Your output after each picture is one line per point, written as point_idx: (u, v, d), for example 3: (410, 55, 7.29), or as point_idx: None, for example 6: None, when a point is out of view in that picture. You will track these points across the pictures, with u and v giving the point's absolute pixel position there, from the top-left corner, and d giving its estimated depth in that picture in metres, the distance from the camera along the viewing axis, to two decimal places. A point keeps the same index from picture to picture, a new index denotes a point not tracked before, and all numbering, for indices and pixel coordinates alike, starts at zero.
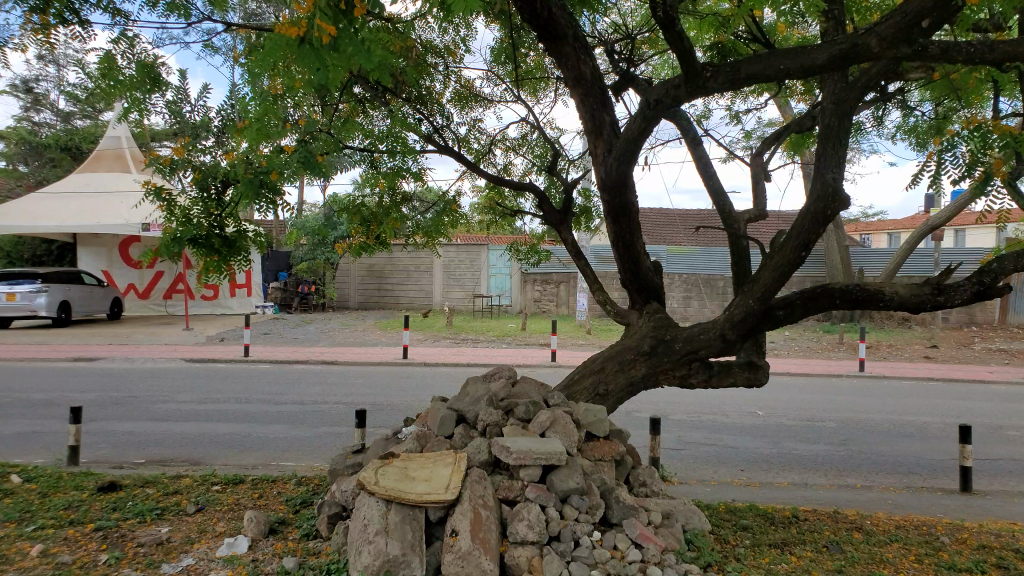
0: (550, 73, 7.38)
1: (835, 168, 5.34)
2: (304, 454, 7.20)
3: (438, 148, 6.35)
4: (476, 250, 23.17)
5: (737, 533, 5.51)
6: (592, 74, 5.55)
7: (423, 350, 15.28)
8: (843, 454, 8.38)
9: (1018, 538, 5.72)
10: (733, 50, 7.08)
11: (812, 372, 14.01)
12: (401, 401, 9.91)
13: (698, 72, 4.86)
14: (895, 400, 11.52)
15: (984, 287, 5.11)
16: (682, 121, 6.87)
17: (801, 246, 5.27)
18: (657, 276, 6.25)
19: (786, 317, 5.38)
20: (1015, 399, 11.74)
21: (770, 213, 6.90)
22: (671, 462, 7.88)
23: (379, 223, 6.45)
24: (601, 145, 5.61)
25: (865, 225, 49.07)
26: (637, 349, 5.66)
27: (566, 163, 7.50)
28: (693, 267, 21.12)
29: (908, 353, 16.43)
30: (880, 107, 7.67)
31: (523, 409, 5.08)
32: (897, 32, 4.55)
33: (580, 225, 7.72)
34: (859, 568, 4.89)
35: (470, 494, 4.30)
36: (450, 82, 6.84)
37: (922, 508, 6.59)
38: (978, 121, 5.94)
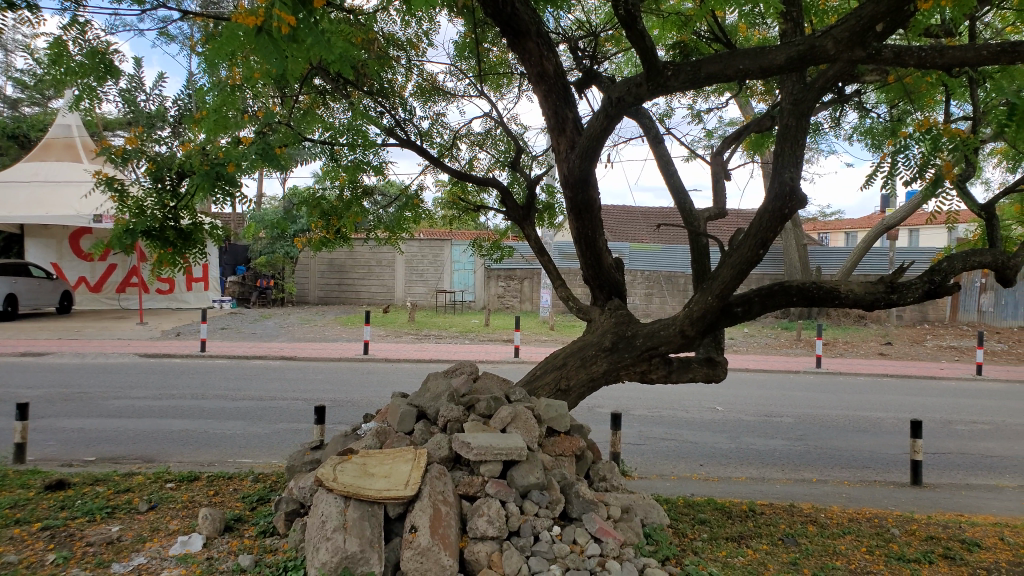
0: (513, 69, 7.37)
1: (793, 167, 5.41)
2: (262, 450, 7.10)
3: (399, 142, 6.29)
4: (439, 246, 23.09)
5: (695, 527, 5.57)
6: (555, 71, 5.57)
7: (383, 346, 15.17)
8: (799, 449, 8.54)
9: (966, 529, 5.88)
10: (695, 50, 7.16)
11: (770, 368, 14.25)
12: (362, 397, 9.83)
13: (660, 71, 4.91)
14: (850, 395, 11.78)
15: (934, 286, 5.29)
16: (644, 119, 6.93)
17: (759, 244, 5.32)
18: (619, 273, 6.29)
19: (743, 313, 5.48)
20: (964, 395, 12.09)
21: (729, 211, 7.01)
22: (632, 458, 7.95)
23: (340, 217, 6.40)
24: (564, 141, 5.66)
25: (823, 224, 50.09)
26: (598, 345, 5.70)
27: (529, 159, 7.51)
28: (653, 263, 21.54)
29: (864, 350, 16.80)
30: (837, 108, 7.83)
31: (484, 404, 5.08)
32: (852, 36, 4.65)
33: (543, 222, 7.70)
34: (813, 561, 4.99)
35: (431, 490, 4.29)
36: (412, 75, 6.79)
37: (874, 501, 6.75)
38: (930, 124, 6.09)
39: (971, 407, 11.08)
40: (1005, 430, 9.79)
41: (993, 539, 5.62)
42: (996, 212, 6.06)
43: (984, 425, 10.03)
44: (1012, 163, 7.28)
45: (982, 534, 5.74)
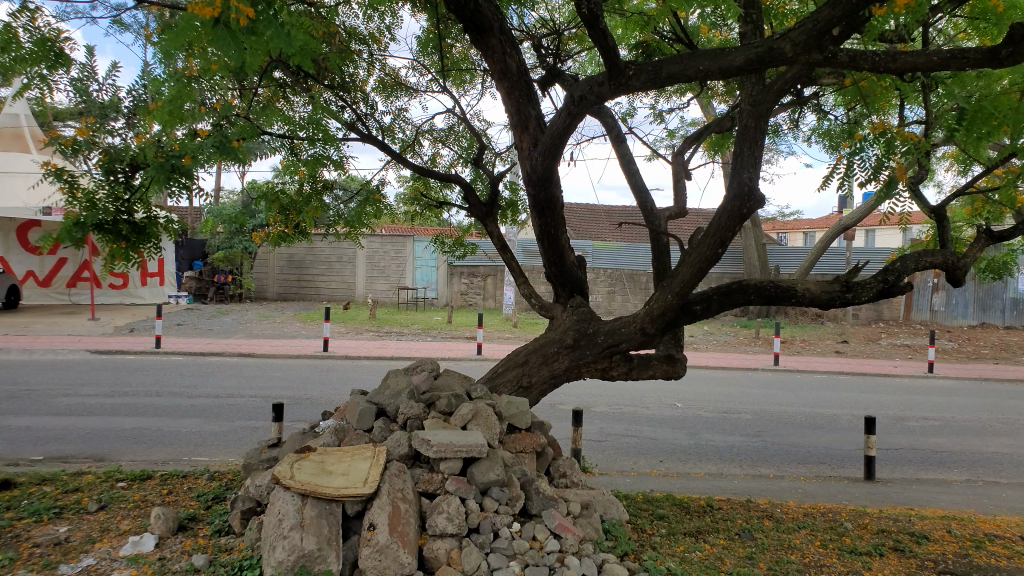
0: (476, 65, 7.36)
1: (751, 169, 5.48)
2: (218, 448, 6.99)
3: (360, 136, 6.23)
4: (401, 242, 22.94)
5: (653, 522, 5.63)
6: (519, 68, 5.57)
7: (344, 343, 15.02)
8: (757, 445, 8.67)
9: (915, 522, 6.04)
10: (658, 50, 7.22)
11: (729, 365, 14.46)
12: (321, 394, 9.73)
13: (621, 70, 4.96)
14: (807, 392, 12.01)
15: (888, 285, 5.42)
16: (607, 117, 6.96)
17: (718, 243, 5.36)
18: (581, 270, 6.31)
19: (702, 311, 5.55)
20: (916, 392, 12.40)
21: (690, 210, 7.09)
22: (592, 454, 7.99)
23: (299, 211, 6.33)
24: (527, 139, 5.67)
25: (782, 225, 50.99)
26: (560, 342, 5.71)
27: (492, 155, 7.49)
28: (617, 263, 21.55)
29: (821, 348, 17.12)
30: (796, 110, 7.96)
31: (445, 402, 5.06)
32: (809, 39, 4.72)
33: (506, 219, 7.68)
34: (768, 555, 5.07)
35: (390, 488, 4.26)
36: (374, 70, 6.73)
37: (829, 496, 6.89)
38: (884, 127, 6.23)
39: (922, 404, 11.37)
40: (954, 426, 10.06)
41: (941, 531, 5.77)
42: (946, 213, 6.24)
43: (935, 421, 10.30)
44: (963, 166, 7.48)
45: (930, 527, 5.90)
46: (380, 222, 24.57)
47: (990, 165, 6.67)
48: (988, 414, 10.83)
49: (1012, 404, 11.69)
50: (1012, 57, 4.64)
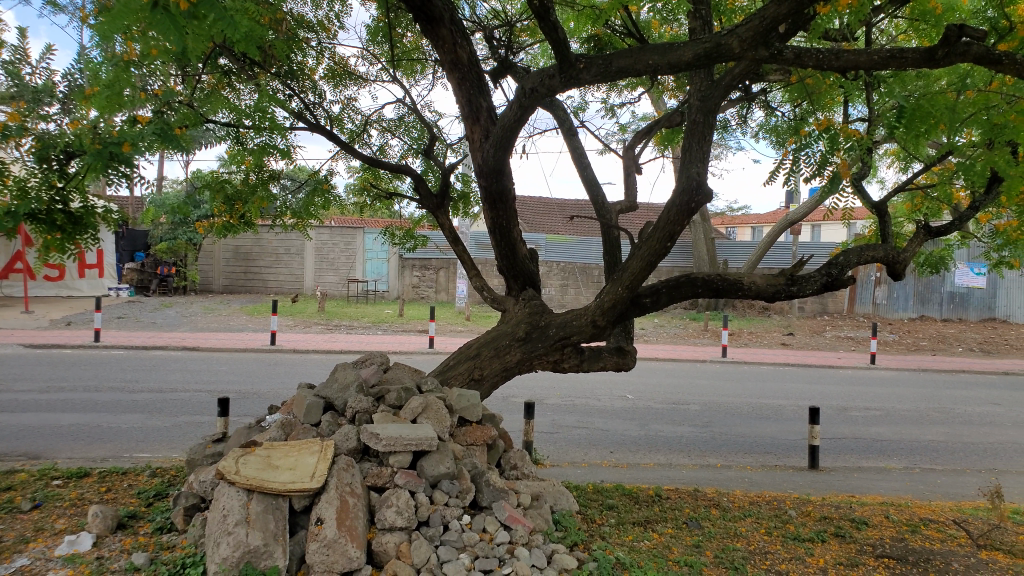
0: (427, 56, 7.29)
1: (699, 164, 5.55)
2: (160, 445, 6.82)
3: (308, 126, 6.12)
4: (352, 234, 22.81)
5: (603, 512, 5.68)
6: (469, 59, 5.53)
7: (292, 336, 14.80)
8: (705, 436, 8.82)
9: (856, 509, 6.22)
10: (609, 44, 7.27)
11: (678, 357, 14.68)
12: (269, 389, 9.57)
13: (572, 63, 4.98)
14: (753, 384, 12.26)
15: (832, 278, 5.56)
16: (559, 111, 6.97)
17: (667, 237, 5.40)
18: (533, 263, 6.30)
19: (652, 304, 5.64)
20: (859, 383, 12.77)
21: (641, 204, 7.15)
22: (544, 446, 8.03)
23: (245, 202, 6.19)
24: (478, 131, 5.65)
25: (731, 220, 52.04)
26: (512, 335, 5.70)
27: (443, 147, 7.45)
28: (569, 256, 21.66)
29: (768, 340, 17.50)
30: (744, 106, 8.10)
31: (394, 395, 5.02)
32: (755, 35, 4.77)
33: (458, 211, 7.63)
34: (714, 543, 5.16)
35: (338, 482, 4.20)
36: (323, 58, 6.63)
37: (774, 485, 7.05)
38: (828, 123, 6.38)
39: (863, 394, 11.71)
40: (894, 415, 10.38)
41: (879, 517, 5.96)
42: (887, 208, 6.42)
43: (876, 411, 10.62)
44: (903, 163, 7.72)
45: (869, 513, 6.08)
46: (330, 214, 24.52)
47: (928, 162, 6.89)
48: (925, 403, 11.21)
49: (948, 393, 12.13)
50: (948, 57, 4.79)
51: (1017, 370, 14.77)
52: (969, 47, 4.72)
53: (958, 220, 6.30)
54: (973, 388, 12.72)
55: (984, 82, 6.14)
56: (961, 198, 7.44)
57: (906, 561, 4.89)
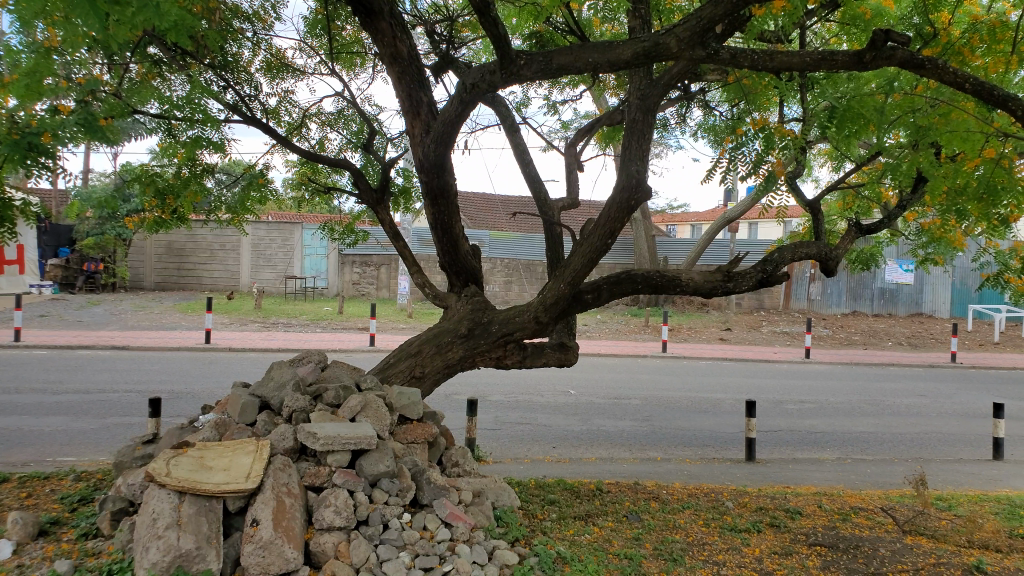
0: (367, 49, 7.20)
1: (639, 161, 5.59)
2: (86, 448, 6.57)
3: (243, 118, 5.96)
4: (289, 229, 22.29)
5: (545, 507, 5.71)
6: (409, 53, 5.48)
7: (229, 335, 14.45)
8: (646, 430, 8.95)
9: (790, 499, 6.39)
10: (551, 41, 7.31)
11: (619, 352, 14.87)
12: (203, 388, 9.32)
13: (512, 59, 4.97)
14: (692, 378, 12.51)
15: (767, 275, 5.70)
16: (500, 106, 6.97)
17: (608, 234, 5.45)
18: (475, 259, 6.26)
19: (593, 300, 5.68)
20: (793, 376, 13.15)
21: (582, 201, 7.20)
22: (487, 442, 8.03)
23: (177, 196, 5.99)
24: (419, 125, 5.59)
25: (672, 218, 52.99)
26: (454, 332, 5.66)
27: (383, 140, 7.36)
28: (513, 253, 21.72)
29: (706, 335, 17.86)
30: (684, 105, 8.23)
31: (333, 394, 4.94)
32: (693, 35, 4.84)
33: (399, 207, 7.56)
34: (653, 535, 5.24)
35: (274, 482, 4.11)
36: (259, 50, 6.48)
37: (712, 477, 7.19)
38: (764, 123, 6.53)
39: (797, 387, 12.06)
40: (827, 408, 10.72)
41: (812, 506, 6.14)
42: (820, 206, 6.60)
43: (809, 403, 10.95)
44: (836, 163, 7.95)
45: (803, 503, 6.26)
46: (266, 210, 24.04)
47: (858, 161, 7.11)
48: (857, 395, 11.61)
49: (877, 386, 12.58)
50: (875, 61, 4.88)
51: (942, 363, 15.41)
52: (894, 51, 4.82)
53: (887, 219, 6.51)
54: (900, 381, 13.22)
55: (910, 85, 6.38)
56: (889, 197, 7.71)
57: (837, 548, 5.04)
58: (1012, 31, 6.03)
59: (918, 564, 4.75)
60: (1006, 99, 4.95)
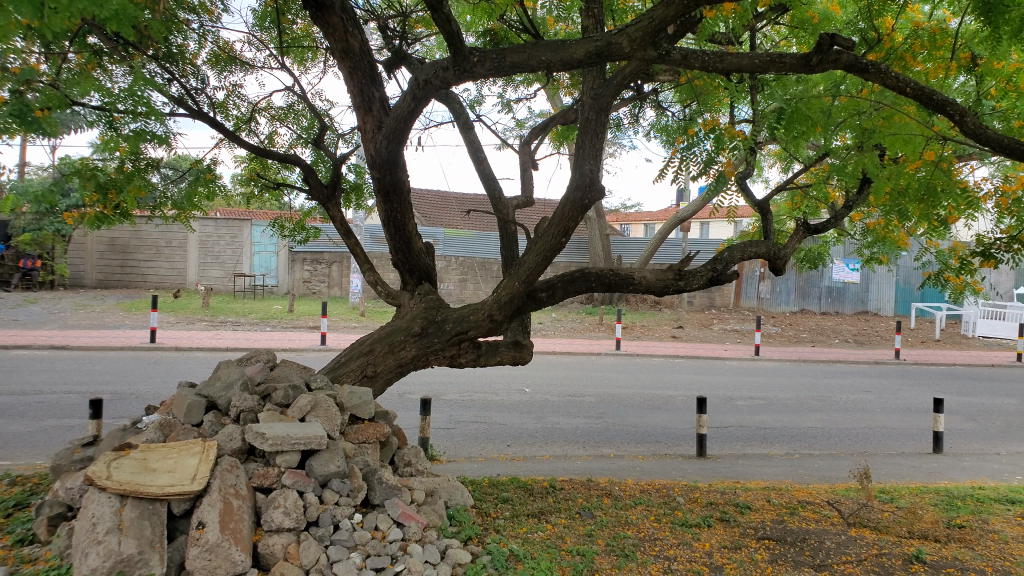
0: (318, 43, 7.11)
1: (592, 160, 5.62)
2: (22, 452, 6.35)
3: (190, 112, 5.81)
4: (238, 226, 21.96)
5: (498, 505, 5.71)
6: (361, 48, 5.42)
7: (175, 334, 14.12)
8: (599, 427, 9.02)
9: (739, 494, 6.50)
10: (505, 38, 7.26)
11: (574, 350, 14.96)
12: (147, 389, 9.09)
13: (466, 55, 4.94)
14: (645, 375, 12.65)
15: (717, 274, 5.77)
16: (455, 104, 6.94)
17: (561, 232, 5.46)
18: (428, 257, 6.20)
19: (547, 298, 5.70)
20: (743, 373, 13.40)
21: (536, 199, 7.20)
22: (441, 442, 8.00)
23: (120, 190, 5.80)
24: (371, 121, 5.53)
25: (626, 217, 53.60)
26: (407, 330, 5.61)
27: (335, 136, 7.27)
28: (468, 250, 21.70)
29: (659, 333, 18.09)
30: (637, 105, 8.32)
31: (282, 394, 4.85)
32: (645, 36, 4.83)
33: (351, 203, 7.46)
34: (606, 531, 5.28)
35: (221, 484, 4.02)
36: (205, 42, 6.34)
37: (664, 473, 7.28)
38: (714, 124, 6.63)
39: (747, 384, 12.30)
40: (776, 404, 10.95)
41: (761, 501, 6.26)
42: (769, 207, 6.73)
43: (759, 400, 11.16)
44: (785, 164, 8.12)
45: (752, 497, 6.38)
46: (214, 206, 23.52)
47: (806, 163, 7.27)
48: (804, 392, 11.88)
49: (824, 382, 12.90)
50: (821, 64, 4.93)
51: (886, 360, 15.87)
52: (840, 56, 4.86)
53: (834, 219, 6.65)
54: (846, 377, 13.57)
55: (856, 88, 6.54)
56: (836, 198, 7.90)
57: (785, 541, 5.15)
58: (951, 38, 6.24)
59: (861, 555, 4.88)
60: (945, 104, 5.10)
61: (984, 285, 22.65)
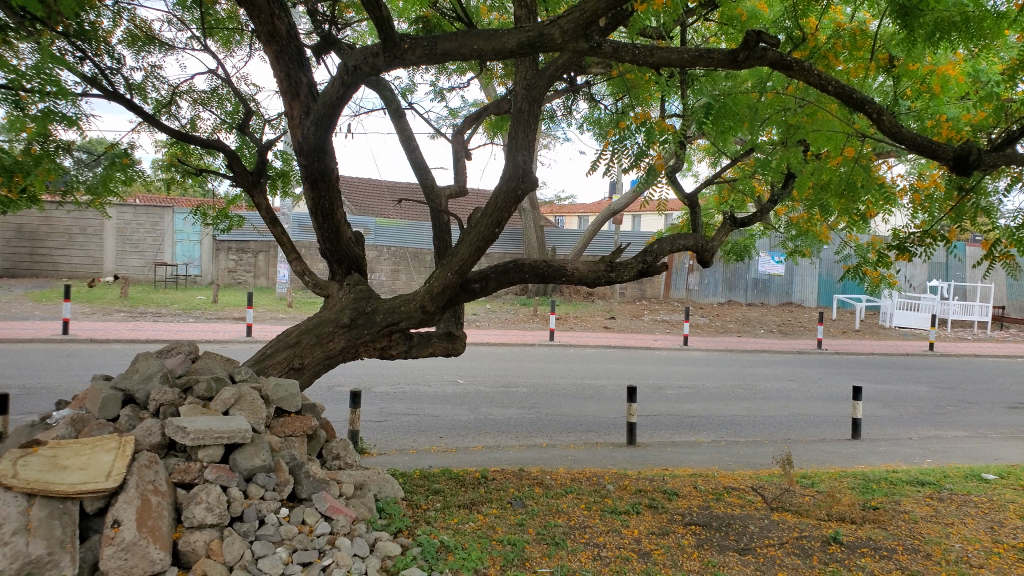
0: (244, 26, 6.90)
1: (525, 151, 5.60)
2: None
3: (103, 93, 5.54)
4: (159, 213, 21.19)
5: (429, 497, 5.67)
6: (288, 32, 5.27)
7: (88, 326, 13.49)
8: (532, 417, 9.07)
9: (668, 481, 6.64)
10: (438, 26, 7.18)
11: (507, 341, 15.00)
12: (59, 383, 8.67)
13: (396, 42, 4.83)
14: (577, 365, 12.79)
15: (647, 265, 5.87)
16: (386, 90, 6.83)
17: (495, 223, 5.42)
18: (358, 247, 6.07)
19: (480, 289, 5.67)
20: (673, 363, 13.69)
21: (469, 189, 7.15)
22: (371, 434, 7.90)
23: (26, 173, 5.33)
24: (297, 107, 5.39)
25: (559, 210, 54.23)
26: (335, 322, 5.48)
27: (260, 122, 7.09)
28: (400, 240, 21.44)
29: (591, 324, 18.30)
30: (570, 98, 8.36)
31: (204, 386, 4.68)
32: (577, 28, 4.77)
33: (277, 190, 7.27)
34: (537, 520, 5.30)
35: (138, 480, 3.86)
36: (121, 20, 6.06)
37: (595, 461, 7.37)
38: (646, 118, 6.72)
39: (676, 373, 12.57)
40: (703, 392, 11.23)
41: (688, 487, 6.41)
42: (698, 200, 6.85)
43: (687, 388, 11.43)
44: (713, 159, 8.31)
45: (679, 484, 6.52)
46: (134, 192, 22.66)
47: (734, 157, 7.44)
48: (731, 380, 12.22)
49: (749, 371, 13.30)
50: (747, 60, 5.02)
51: (809, 349, 16.45)
52: (765, 53, 4.96)
53: (759, 213, 6.80)
54: (770, 366, 14.00)
55: (782, 85, 6.72)
56: (761, 191, 8.12)
57: (710, 526, 5.27)
58: (871, 40, 6.48)
59: (783, 538, 5.03)
60: (864, 102, 5.27)
61: (899, 278, 23.69)
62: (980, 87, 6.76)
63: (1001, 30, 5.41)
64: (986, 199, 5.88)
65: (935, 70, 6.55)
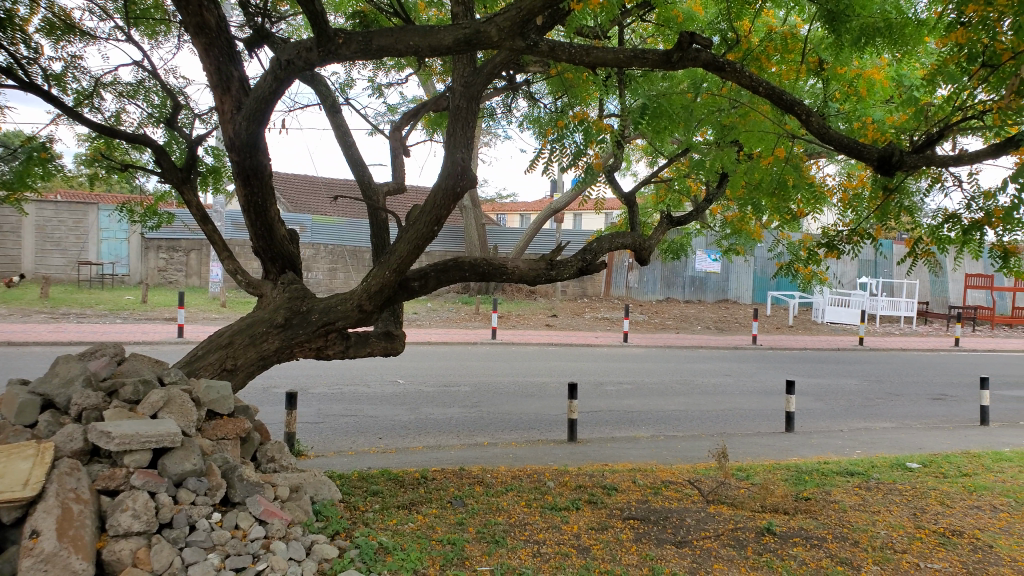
0: (172, 16, 6.69)
1: (463, 149, 5.56)
2: None
3: (19, 84, 5.29)
4: (83, 211, 20.53)
5: (367, 499, 5.60)
6: (218, 24, 5.11)
7: (5, 328, 12.91)
8: (473, 416, 9.06)
9: (607, 476, 6.71)
10: (375, 21, 7.08)
11: (449, 340, 14.96)
12: None
13: (330, 37, 4.73)
14: (518, 363, 12.84)
15: (586, 263, 5.89)
16: (321, 85, 6.70)
17: (433, 221, 5.38)
18: (293, 245, 5.93)
19: (420, 288, 5.64)
20: (613, 359, 13.86)
21: (408, 186, 7.08)
22: (309, 436, 7.76)
23: None
24: (228, 102, 5.24)
25: (502, 207, 54.39)
26: (269, 321, 5.36)
27: (189, 116, 6.88)
28: (339, 239, 21.15)
29: (534, 322, 18.38)
30: (509, 96, 8.37)
31: (130, 389, 4.51)
32: (513, 26, 4.76)
33: (208, 187, 7.06)
34: (477, 519, 5.28)
35: (59, 489, 3.70)
36: (38, 7, 5.80)
37: (536, 458, 7.40)
38: (583, 117, 6.76)
39: (616, 369, 12.74)
40: (642, 388, 11.41)
41: (627, 482, 6.49)
42: (635, 199, 6.92)
43: (627, 384, 11.59)
44: (650, 158, 8.43)
45: (618, 479, 6.60)
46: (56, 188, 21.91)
47: (670, 157, 7.55)
48: (669, 376, 12.44)
49: (687, 366, 13.57)
50: (681, 61, 5.07)
51: (745, 345, 16.87)
52: (698, 54, 5.03)
53: (695, 212, 6.90)
54: (707, 361, 14.31)
55: (716, 87, 6.85)
56: (696, 190, 8.27)
57: (648, 521, 5.34)
58: (801, 43, 6.68)
59: (718, 530, 5.14)
60: (793, 104, 5.39)
61: (831, 276, 24.50)
62: (902, 91, 7.04)
63: (921, 36, 5.64)
64: (909, 199, 6.11)
65: (862, 74, 6.79)
